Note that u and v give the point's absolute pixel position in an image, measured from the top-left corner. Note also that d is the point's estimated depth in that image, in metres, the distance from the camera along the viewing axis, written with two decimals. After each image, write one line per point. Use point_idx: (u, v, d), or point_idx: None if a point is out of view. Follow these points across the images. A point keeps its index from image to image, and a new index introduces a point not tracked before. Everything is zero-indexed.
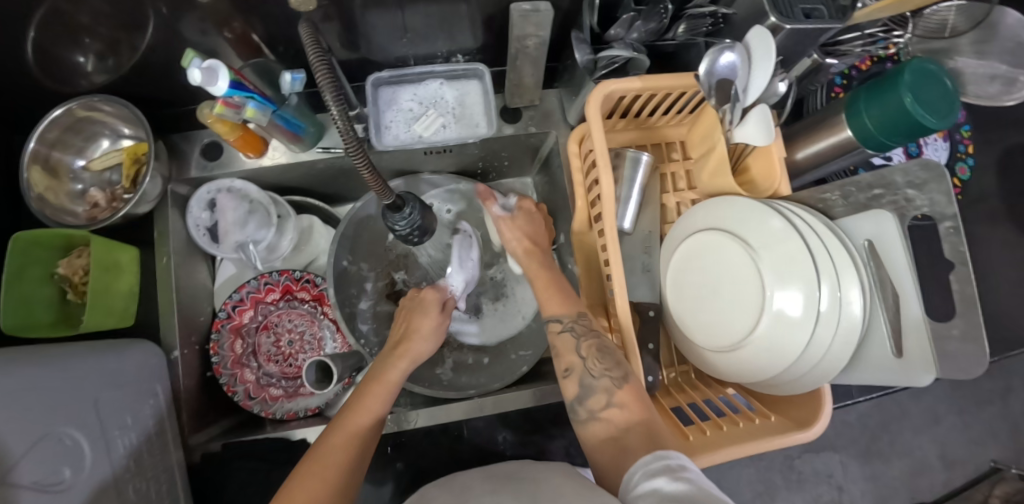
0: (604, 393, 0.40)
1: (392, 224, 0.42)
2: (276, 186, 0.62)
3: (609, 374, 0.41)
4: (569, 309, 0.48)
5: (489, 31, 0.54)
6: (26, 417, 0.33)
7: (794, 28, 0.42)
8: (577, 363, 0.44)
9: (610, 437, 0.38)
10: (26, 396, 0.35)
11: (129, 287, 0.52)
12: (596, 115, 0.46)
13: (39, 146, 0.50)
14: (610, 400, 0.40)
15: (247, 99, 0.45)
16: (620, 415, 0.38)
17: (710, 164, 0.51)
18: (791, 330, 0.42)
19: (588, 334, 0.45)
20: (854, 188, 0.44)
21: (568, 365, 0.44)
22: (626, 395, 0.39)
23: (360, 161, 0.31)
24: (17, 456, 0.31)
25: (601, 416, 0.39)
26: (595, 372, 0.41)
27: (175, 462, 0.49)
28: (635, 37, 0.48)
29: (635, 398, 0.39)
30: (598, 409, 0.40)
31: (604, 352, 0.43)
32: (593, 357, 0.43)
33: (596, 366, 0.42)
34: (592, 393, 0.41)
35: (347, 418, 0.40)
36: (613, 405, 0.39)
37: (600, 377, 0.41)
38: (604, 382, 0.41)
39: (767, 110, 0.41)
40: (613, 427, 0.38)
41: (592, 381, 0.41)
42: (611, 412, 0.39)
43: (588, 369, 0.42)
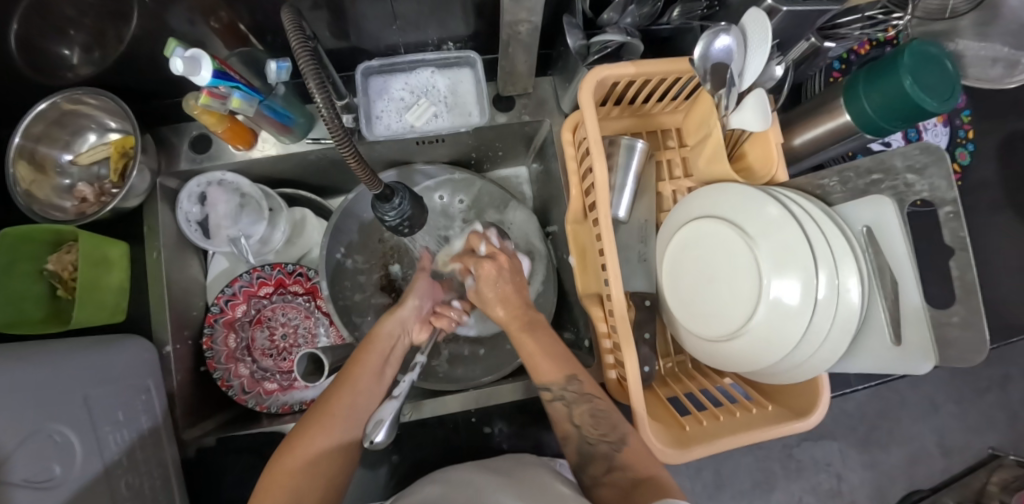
0: (604, 459, 0.41)
1: (381, 215, 0.41)
2: (267, 177, 0.61)
3: (605, 440, 0.42)
4: (556, 374, 0.45)
5: (480, 18, 0.53)
6: (15, 413, 0.33)
7: (791, 10, 0.40)
8: (573, 430, 0.44)
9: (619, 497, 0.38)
10: (14, 392, 0.34)
11: (120, 282, 0.51)
12: (589, 103, 0.45)
13: (24, 141, 0.49)
14: (612, 464, 0.40)
15: (234, 89, 0.44)
16: (623, 477, 0.39)
17: (706, 151, 0.50)
18: (784, 318, 0.41)
19: (581, 399, 0.44)
20: (852, 173, 0.43)
21: (564, 432, 0.45)
22: (629, 457, 0.40)
23: (348, 152, 0.31)
24: (6, 453, 0.31)
25: (605, 480, 0.40)
26: (592, 438, 0.42)
27: (170, 458, 0.49)
28: (629, 22, 0.47)
29: (638, 460, 0.40)
30: (601, 474, 0.41)
31: (598, 418, 0.43)
32: (587, 424, 0.43)
33: (592, 433, 0.42)
34: (592, 459, 0.42)
35: (339, 390, 0.41)
36: (614, 468, 0.40)
37: (597, 443, 0.42)
38: (602, 448, 0.42)
39: (764, 94, 0.40)
40: (619, 489, 0.39)
41: (589, 447, 0.43)
42: (613, 475, 0.40)
43: (585, 436, 0.43)
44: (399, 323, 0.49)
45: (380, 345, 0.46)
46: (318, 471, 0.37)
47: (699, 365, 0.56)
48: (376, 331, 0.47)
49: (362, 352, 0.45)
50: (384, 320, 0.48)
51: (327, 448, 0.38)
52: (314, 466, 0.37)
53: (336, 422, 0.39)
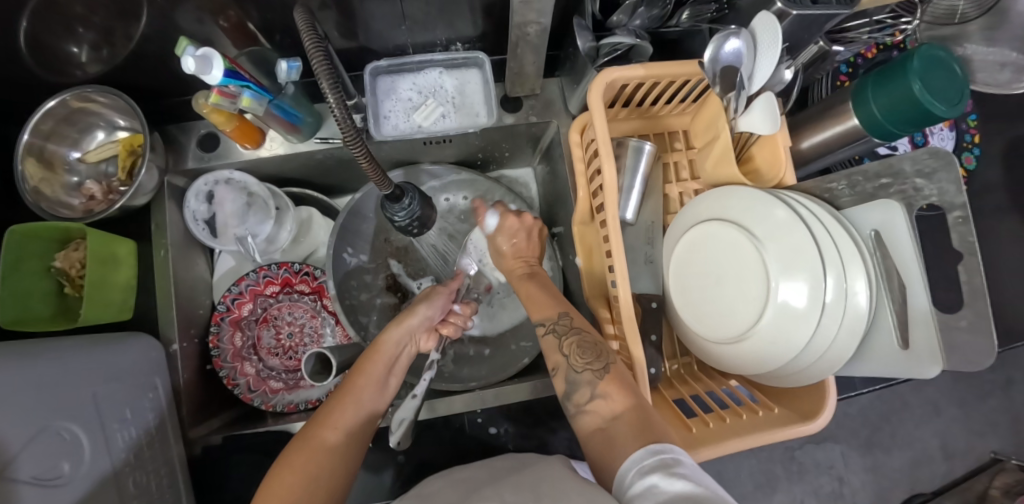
0: (587, 386, 0.39)
1: (391, 215, 0.41)
2: (275, 176, 0.61)
3: (590, 367, 0.40)
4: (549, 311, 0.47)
5: (489, 19, 0.53)
6: (24, 411, 0.33)
7: (800, 14, 0.41)
8: (562, 361, 0.43)
9: (598, 428, 0.37)
10: (23, 389, 0.34)
11: (127, 280, 0.51)
12: (599, 104, 0.45)
13: (33, 138, 0.49)
14: (595, 392, 0.39)
15: (244, 88, 0.44)
16: (605, 406, 0.38)
17: (714, 153, 0.50)
18: (793, 322, 0.41)
19: (570, 332, 0.44)
20: (861, 177, 0.43)
21: (554, 364, 0.44)
22: (609, 385, 0.38)
23: (359, 152, 0.31)
24: (16, 451, 0.31)
25: (588, 409, 0.39)
26: (578, 367, 0.41)
27: (176, 456, 0.49)
28: (638, 24, 0.48)
29: (619, 388, 0.38)
30: (585, 402, 0.39)
31: (585, 348, 0.42)
32: (574, 352, 0.42)
33: (579, 361, 0.41)
34: (577, 388, 0.40)
35: (345, 395, 0.41)
36: (598, 396, 0.39)
37: (583, 371, 0.41)
38: (586, 375, 0.40)
39: (773, 97, 0.40)
40: (599, 418, 0.37)
41: (575, 375, 0.41)
42: (596, 404, 0.38)
43: (572, 365, 0.42)
44: (404, 331, 0.47)
45: (385, 350, 0.46)
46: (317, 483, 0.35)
47: (704, 367, 0.56)
48: (381, 340, 0.46)
49: (366, 361, 0.45)
50: (392, 328, 0.47)
51: (326, 458, 0.37)
52: (313, 477, 0.35)
53: (340, 430, 0.39)
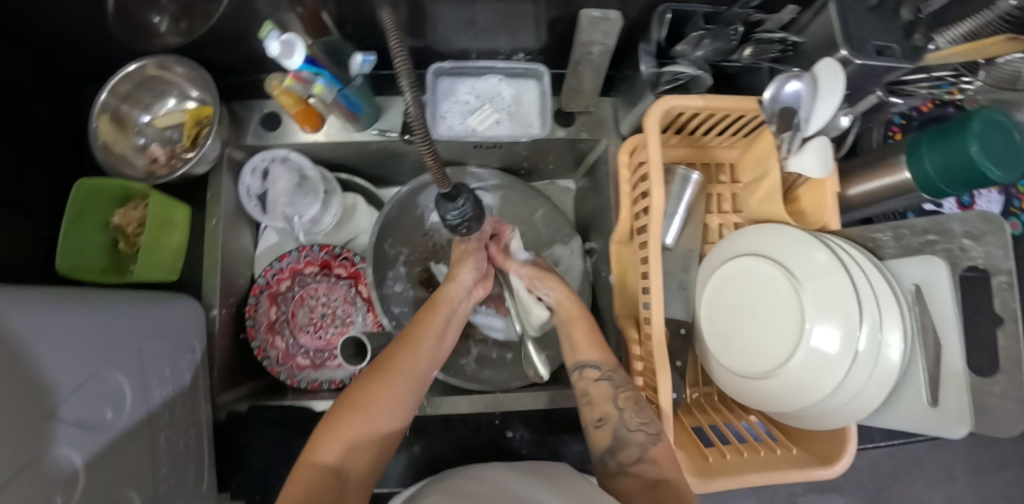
0: (637, 447, 0.40)
1: (443, 214, 0.42)
2: (326, 161, 0.63)
3: (644, 428, 0.41)
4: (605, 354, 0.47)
5: (553, 33, 0.55)
6: (76, 357, 0.35)
7: (864, 63, 0.43)
8: (613, 412, 0.44)
9: (641, 488, 0.38)
10: (80, 335, 0.36)
11: (178, 243, 0.54)
12: (654, 129, 0.46)
13: (110, 98, 0.52)
14: (644, 455, 0.40)
15: (318, 75, 0.46)
16: (652, 469, 0.39)
17: (760, 190, 0.51)
18: (825, 366, 0.42)
19: (626, 385, 0.45)
20: (907, 231, 0.44)
21: (602, 414, 0.44)
22: (661, 452, 0.40)
23: (425, 148, 0.33)
24: (65, 395, 0.33)
25: (632, 469, 0.40)
26: (632, 425, 0.42)
27: (204, 417, 0.50)
28: (701, 55, 0.49)
29: (669, 457, 0.40)
30: (629, 462, 0.40)
31: (640, 406, 0.43)
32: (629, 409, 0.43)
33: (633, 419, 0.42)
34: (624, 445, 0.41)
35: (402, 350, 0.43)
36: (645, 459, 0.40)
37: (636, 431, 0.41)
38: (638, 436, 0.41)
39: (827, 142, 0.42)
40: (643, 480, 0.38)
41: (626, 432, 0.42)
42: (643, 466, 0.40)
43: (624, 422, 0.42)
44: (461, 289, 0.51)
45: (445, 305, 0.49)
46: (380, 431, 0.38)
47: (725, 399, 0.56)
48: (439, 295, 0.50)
49: (427, 313, 0.48)
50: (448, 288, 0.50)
51: (376, 418, 0.38)
52: (373, 424, 0.37)
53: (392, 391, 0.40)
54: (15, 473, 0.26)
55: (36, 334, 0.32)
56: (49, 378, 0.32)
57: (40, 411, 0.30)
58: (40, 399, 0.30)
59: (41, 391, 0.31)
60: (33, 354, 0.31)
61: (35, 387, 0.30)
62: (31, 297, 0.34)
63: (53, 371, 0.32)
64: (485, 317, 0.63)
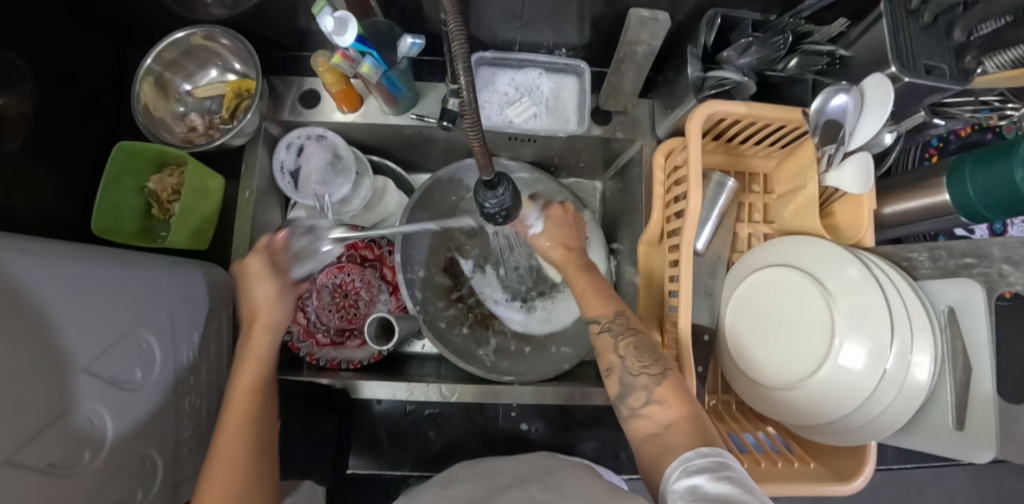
0: (643, 390, 0.38)
1: (482, 201, 0.42)
2: (361, 143, 0.63)
3: (647, 371, 0.39)
4: (602, 307, 0.44)
5: (596, 30, 0.55)
6: (108, 315, 0.35)
7: (912, 81, 0.43)
8: (616, 362, 0.42)
9: (652, 432, 0.36)
10: (114, 292, 0.37)
11: (211, 213, 0.54)
12: (695, 134, 0.47)
13: (154, 64, 0.52)
14: (650, 397, 0.38)
15: (367, 55, 0.45)
16: (661, 412, 0.37)
17: (796, 202, 0.50)
18: (850, 386, 0.42)
19: (626, 332, 0.42)
20: (944, 252, 0.43)
21: (607, 364, 0.42)
22: (667, 392, 0.38)
23: (474, 138, 0.31)
24: (96, 353, 0.34)
25: (642, 412, 0.38)
26: (633, 370, 0.40)
27: (226, 387, 0.51)
28: (746, 62, 0.49)
29: (676, 395, 0.37)
30: (639, 406, 0.38)
31: (642, 351, 0.41)
32: (630, 355, 0.41)
33: (635, 364, 0.40)
34: (631, 391, 0.39)
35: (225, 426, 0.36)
36: (653, 402, 0.38)
37: (639, 374, 0.39)
38: (642, 379, 0.39)
39: (870, 157, 0.43)
40: (654, 423, 0.36)
41: (630, 378, 0.40)
42: (651, 409, 0.37)
43: (627, 368, 0.40)
44: (276, 306, 0.40)
45: (258, 346, 0.39)
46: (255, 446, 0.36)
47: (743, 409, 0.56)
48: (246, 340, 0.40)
49: (237, 375, 0.38)
50: (251, 331, 0.39)
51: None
52: None
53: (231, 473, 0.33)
54: (27, 436, 0.27)
55: (71, 290, 0.32)
56: (82, 334, 0.32)
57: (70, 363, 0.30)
58: (68, 354, 0.31)
59: (69, 345, 0.31)
60: (66, 308, 0.31)
61: (68, 341, 0.31)
62: (69, 250, 0.35)
63: (86, 327, 0.33)
64: (504, 310, 0.63)
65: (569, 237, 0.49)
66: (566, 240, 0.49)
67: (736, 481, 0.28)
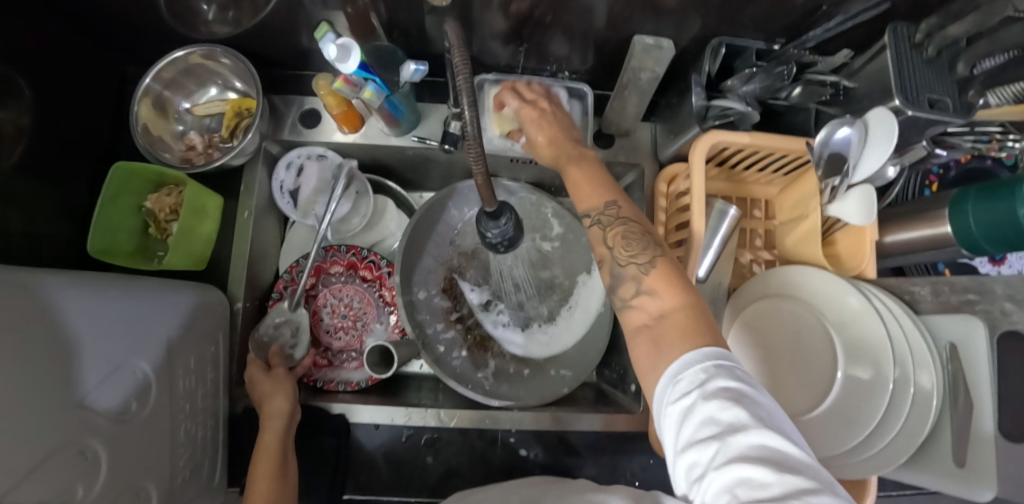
0: (632, 281, 0.36)
1: (484, 230, 0.42)
2: (361, 162, 0.63)
3: (636, 261, 0.37)
4: (595, 200, 0.42)
5: (600, 55, 0.55)
6: (100, 345, 0.34)
7: (914, 114, 0.43)
8: (606, 255, 0.40)
9: (644, 323, 0.34)
10: (104, 322, 0.36)
11: (209, 233, 0.53)
12: (700, 163, 0.47)
13: (154, 83, 0.52)
14: (641, 288, 0.35)
15: (369, 81, 0.45)
16: (652, 302, 0.34)
17: (797, 232, 0.51)
18: (853, 418, 0.43)
19: (616, 222, 0.40)
20: (947, 288, 0.43)
21: (599, 256, 0.41)
22: (657, 280, 0.35)
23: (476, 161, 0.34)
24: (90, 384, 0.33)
25: (634, 304, 0.35)
26: (622, 261, 0.38)
27: (222, 411, 0.50)
28: (749, 90, 0.48)
29: (668, 283, 0.34)
30: (630, 297, 0.36)
31: (630, 239, 0.38)
32: (619, 245, 0.38)
33: (623, 254, 0.38)
34: (621, 282, 0.37)
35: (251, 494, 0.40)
36: (644, 293, 0.35)
37: (628, 265, 0.37)
38: (631, 269, 0.37)
39: (872, 191, 0.43)
40: (646, 313, 0.34)
41: (620, 270, 0.38)
42: (641, 299, 0.35)
43: (616, 259, 0.38)
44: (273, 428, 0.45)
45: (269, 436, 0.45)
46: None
47: None
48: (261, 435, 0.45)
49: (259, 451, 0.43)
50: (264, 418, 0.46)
51: None
52: None
53: None
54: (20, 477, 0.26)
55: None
56: (68, 369, 0.32)
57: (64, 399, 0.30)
58: (62, 388, 0.30)
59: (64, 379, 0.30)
60: None
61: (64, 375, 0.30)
62: (47, 283, 0.34)
63: (76, 361, 0.32)
64: (502, 332, 0.63)
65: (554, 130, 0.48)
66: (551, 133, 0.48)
67: (772, 423, 0.24)
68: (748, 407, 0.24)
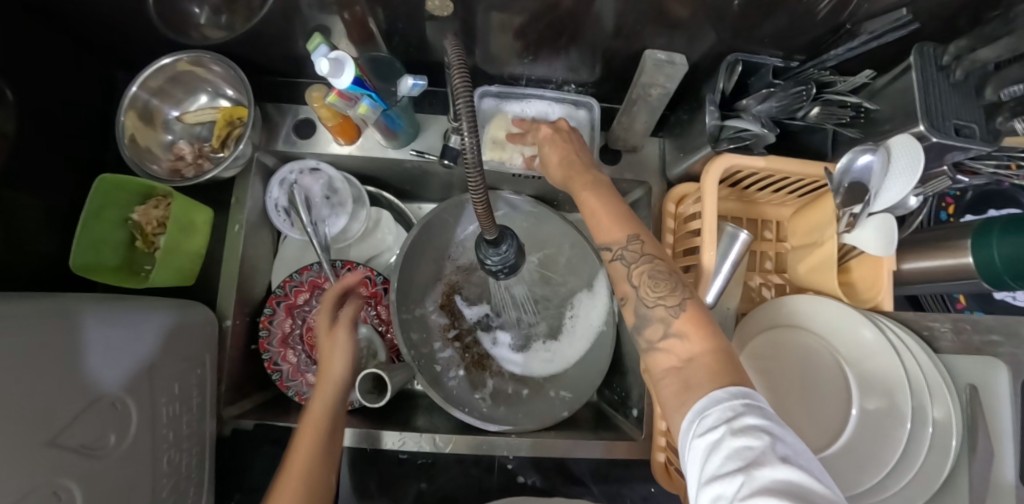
0: (660, 323, 0.34)
1: (484, 258, 0.40)
2: (358, 173, 0.61)
3: (664, 303, 0.34)
4: (615, 233, 0.38)
5: (608, 67, 0.53)
6: (79, 379, 0.33)
7: (940, 141, 0.40)
8: (631, 292, 0.37)
9: (672, 367, 0.32)
10: (82, 353, 0.34)
11: (198, 248, 0.51)
12: (712, 187, 0.45)
13: (140, 91, 0.49)
14: (668, 331, 0.33)
15: (364, 96, 0.42)
16: (681, 346, 0.32)
17: (812, 259, 0.49)
18: (868, 457, 0.40)
19: (641, 259, 0.37)
20: (969, 326, 0.41)
21: (622, 295, 0.38)
22: (686, 324, 0.33)
23: (477, 192, 0.32)
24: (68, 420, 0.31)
25: (661, 347, 0.33)
26: (649, 301, 0.35)
27: (209, 434, 0.49)
28: (766, 110, 0.46)
29: (698, 327, 0.32)
30: (657, 340, 0.34)
31: (657, 278, 0.35)
32: (644, 284, 0.36)
33: (649, 295, 0.35)
34: (647, 324, 0.35)
35: (306, 418, 0.40)
36: (672, 335, 0.33)
37: (655, 307, 0.35)
38: (659, 312, 0.34)
39: (892, 220, 0.40)
40: (675, 357, 0.32)
41: (645, 310, 0.35)
42: (670, 343, 0.33)
43: (642, 299, 0.36)
44: (340, 354, 0.43)
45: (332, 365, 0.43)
46: (315, 455, 0.38)
47: None
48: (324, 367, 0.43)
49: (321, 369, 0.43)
50: (330, 354, 0.43)
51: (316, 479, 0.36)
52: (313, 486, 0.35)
53: (315, 417, 0.40)
54: None
55: (30, 360, 0.29)
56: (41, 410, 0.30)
57: (35, 441, 0.28)
58: (37, 428, 0.28)
59: (40, 414, 0.29)
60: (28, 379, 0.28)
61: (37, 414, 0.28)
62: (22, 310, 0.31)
63: (53, 398, 0.30)
64: (502, 350, 0.61)
65: (569, 154, 0.45)
66: (567, 161, 0.44)
67: (801, 464, 0.21)
68: (774, 443, 0.21)
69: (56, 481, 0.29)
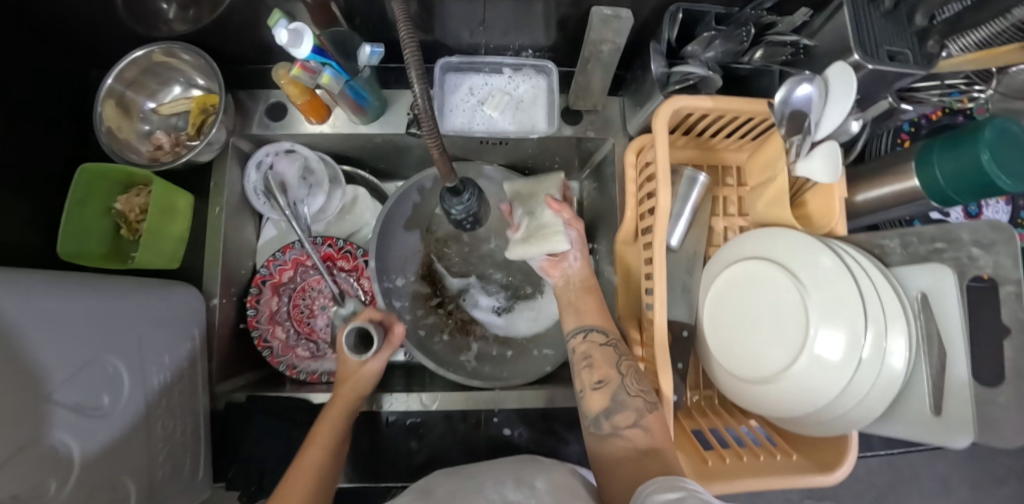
0: (634, 412, 0.40)
1: (448, 208, 0.42)
2: (332, 153, 0.63)
3: (642, 395, 0.41)
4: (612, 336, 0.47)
5: (562, 32, 0.55)
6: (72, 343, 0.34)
7: (875, 68, 0.42)
8: (613, 377, 0.43)
9: (629, 456, 0.37)
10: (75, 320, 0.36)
11: (181, 232, 0.54)
12: (662, 130, 0.46)
13: (115, 84, 0.52)
14: (638, 421, 0.39)
15: (326, 65, 0.46)
16: (643, 438, 0.38)
17: (768, 193, 0.51)
18: (826, 374, 0.41)
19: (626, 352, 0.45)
20: (915, 239, 0.43)
21: (601, 377, 0.43)
22: (655, 423, 0.39)
23: (432, 139, 0.33)
24: (63, 376, 0.33)
25: (625, 433, 0.39)
26: (631, 390, 0.42)
27: (202, 407, 0.51)
28: (711, 56, 0.48)
29: (661, 428, 0.39)
30: (623, 426, 0.40)
31: (639, 375, 0.43)
32: (631, 377, 0.43)
33: (632, 385, 0.42)
34: (621, 409, 0.41)
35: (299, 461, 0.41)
36: (638, 426, 0.39)
37: (634, 396, 0.41)
38: (636, 402, 0.41)
39: (837, 147, 0.42)
40: (634, 448, 0.38)
41: (624, 396, 0.41)
42: (635, 432, 0.39)
43: (625, 386, 0.42)
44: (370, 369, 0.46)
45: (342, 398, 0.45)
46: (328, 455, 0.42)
47: (724, 402, 0.56)
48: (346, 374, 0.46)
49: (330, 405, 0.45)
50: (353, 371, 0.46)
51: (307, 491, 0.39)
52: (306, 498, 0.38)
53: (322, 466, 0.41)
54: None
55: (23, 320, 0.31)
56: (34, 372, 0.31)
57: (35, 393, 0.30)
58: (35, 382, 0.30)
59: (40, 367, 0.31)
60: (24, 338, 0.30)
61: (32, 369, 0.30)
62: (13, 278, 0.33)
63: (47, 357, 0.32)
64: (484, 314, 0.63)
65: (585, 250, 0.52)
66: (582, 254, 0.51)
67: None
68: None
69: (52, 433, 0.30)
